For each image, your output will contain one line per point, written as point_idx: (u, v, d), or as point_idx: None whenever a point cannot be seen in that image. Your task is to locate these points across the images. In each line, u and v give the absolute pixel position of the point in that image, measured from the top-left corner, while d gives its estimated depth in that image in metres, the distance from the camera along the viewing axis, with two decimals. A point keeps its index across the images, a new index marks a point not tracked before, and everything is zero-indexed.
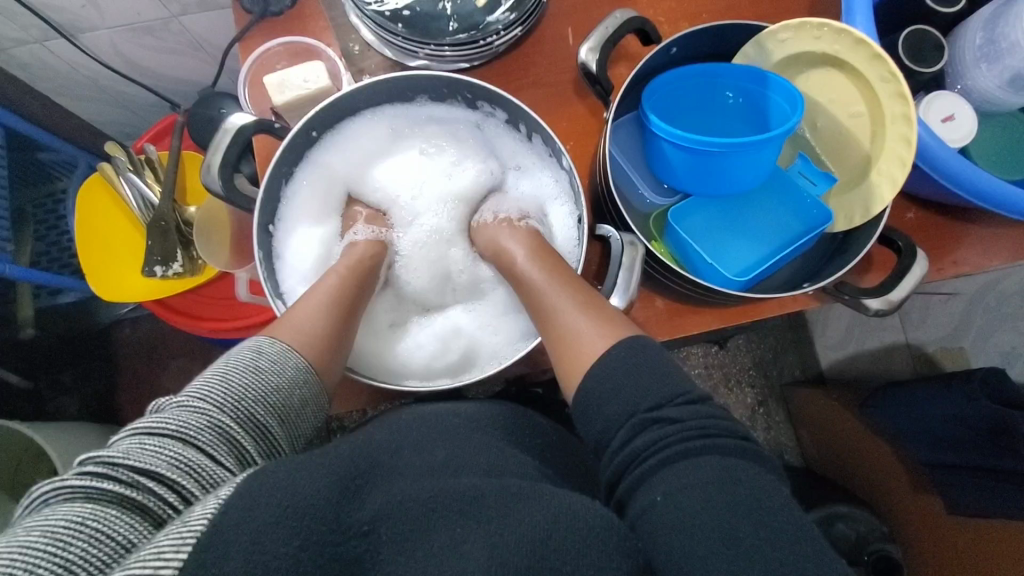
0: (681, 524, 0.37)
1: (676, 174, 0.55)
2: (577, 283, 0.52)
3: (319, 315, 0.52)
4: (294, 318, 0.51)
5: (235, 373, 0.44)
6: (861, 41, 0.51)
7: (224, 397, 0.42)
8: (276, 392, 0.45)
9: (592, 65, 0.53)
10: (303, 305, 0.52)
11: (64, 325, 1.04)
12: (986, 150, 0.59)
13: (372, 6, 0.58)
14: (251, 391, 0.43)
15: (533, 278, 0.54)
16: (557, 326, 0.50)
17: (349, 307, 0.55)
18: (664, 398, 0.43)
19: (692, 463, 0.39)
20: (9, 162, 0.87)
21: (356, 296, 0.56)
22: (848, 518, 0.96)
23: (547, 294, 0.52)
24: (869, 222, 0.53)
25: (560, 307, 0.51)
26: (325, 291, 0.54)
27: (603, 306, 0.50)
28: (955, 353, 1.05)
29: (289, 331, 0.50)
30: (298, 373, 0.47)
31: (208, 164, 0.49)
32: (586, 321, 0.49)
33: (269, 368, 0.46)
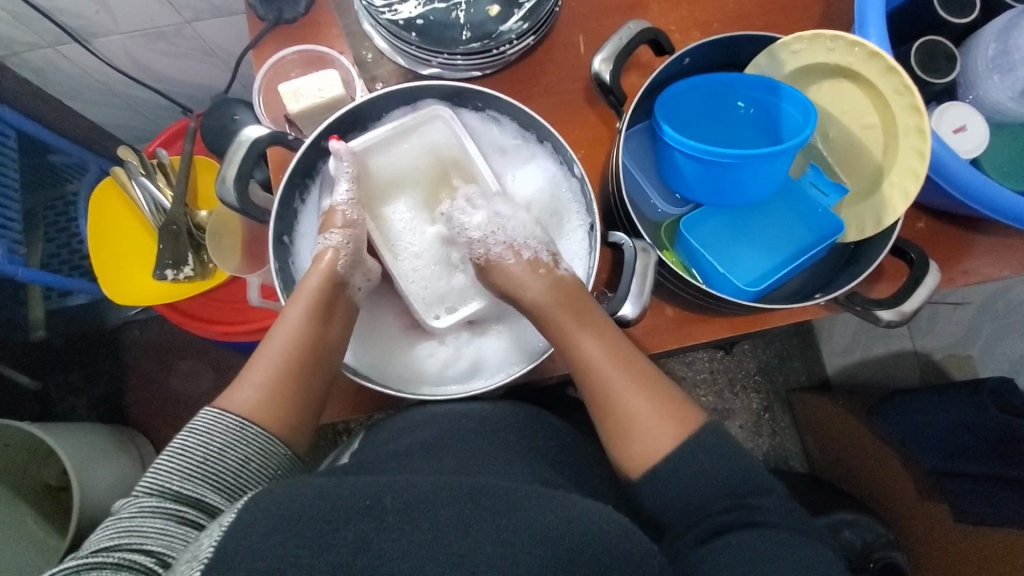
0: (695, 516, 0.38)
1: (689, 185, 0.55)
2: (641, 373, 0.50)
3: (266, 367, 0.49)
4: (247, 377, 0.49)
5: (169, 455, 0.44)
6: (874, 54, 0.51)
7: (188, 466, 0.43)
8: (216, 451, 0.44)
9: (606, 75, 0.54)
10: (279, 329, 0.51)
11: (73, 325, 1.05)
12: (999, 161, 0.59)
13: (386, 15, 0.58)
14: (215, 451, 0.45)
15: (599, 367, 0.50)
16: (616, 410, 0.49)
17: (316, 345, 0.51)
18: None
19: None
20: (21, 165, 0.86)
21: (320, 332, 0.52)
22: (854, 525, 0.96)
23: (609, 379, 0.50)
24: (881, 234, 0.53)
25: (617, 391, 0.50)
26: (279, 341, 0.51)
27: (673, 397, 0.50)
28: (963, 361, 1.05)
29: (239, 390, 0.48)
30: (237, 428, 0.46)
31: (223, 176, 0.49)
32: (653, 413, 0.49)
33: (197, 435, 0.45)
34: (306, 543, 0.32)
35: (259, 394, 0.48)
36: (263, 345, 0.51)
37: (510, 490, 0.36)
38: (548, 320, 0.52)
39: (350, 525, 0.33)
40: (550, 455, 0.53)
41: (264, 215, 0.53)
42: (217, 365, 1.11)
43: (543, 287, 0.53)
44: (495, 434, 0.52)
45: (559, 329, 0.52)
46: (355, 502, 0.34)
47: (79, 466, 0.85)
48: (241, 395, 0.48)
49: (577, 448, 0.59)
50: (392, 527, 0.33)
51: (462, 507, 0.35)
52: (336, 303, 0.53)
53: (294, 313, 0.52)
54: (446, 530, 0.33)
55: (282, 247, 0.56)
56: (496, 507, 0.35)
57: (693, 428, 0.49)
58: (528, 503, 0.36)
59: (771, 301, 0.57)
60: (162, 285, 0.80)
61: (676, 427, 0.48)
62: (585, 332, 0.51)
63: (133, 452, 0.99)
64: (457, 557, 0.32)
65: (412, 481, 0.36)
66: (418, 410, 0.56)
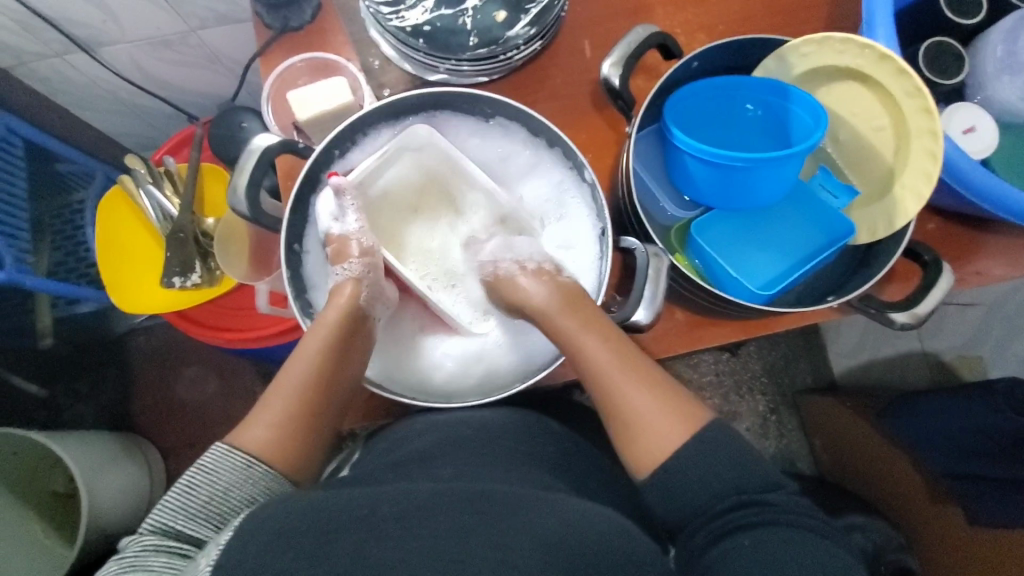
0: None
1: (699, 188, 0.55)
2: (643, 367, 0.50)
3: (279, 404, 0.49)
4: (260, 413, 0.49)
5: (177, 491, 0.43)
6: (884, 56, 0.51)
7: (192, 505, 0.43)
8: (220, 491, 0.44)
9: (615, 79, 0.54)
10: (297, 359, 0.52)
11: (80, 334, 1.05)
12: (1009, 161, 0.59)
13: (393, 22, 0.59)
14: (218, 486, 0.44)
15: (598, 360, 0.50)
16: (621, 413, 0.49)
17: (330, 379, 0.51)
18: (752, 484, 0.45)
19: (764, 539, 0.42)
20: (29, 174, 0.86)
21: (332, 373, 0.51)
22: (865, 529, 0.94)
23: (606, 373, 0.50)
24: (893, 236, 0.53)
25: (615, 389, 0.49)
26: (293, 378, 0.51)
27: (676, 396, 0.49)
28: (973, 361, 1.06)
29: (250, 427, 0.48)
30: (244, 466, 0.45)
31: (234, 185, 0.50)
32: (654, 407, 0.48)
33: (205, 473, 0.44)
34: (303, 553, 0.32)
35: (271, 432, 0.48)
36: (276, 380, 0.51)
37: (510, 494, 0.36)
38: (551, 323, 0.52)
39: (346, 535, 0.33)
40: (556, 463, 0.53)
41: (275, 222, 0.53)
42: (224, 371, 1.11)
43: (545, 291, 0.54)
44: (494, 440, 0.52)
45: (553, 324, 0.52)
46: (349, 510, 0.34)
47: (87, 475, 0.85)
48: (252, 432, 0.47)
49: (585, 453, 0.59)
50: (386, 535, 0.33)
51: (462, 513, 0.34)
52: (354, 336, 0.53)
53: (309, 348, 0.52)
54: (444, 534, 0.33)
55: (293, 255, 0.55)
56: (490, 509, 0.35)
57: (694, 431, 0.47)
58: (533, 509, 0.35)
59: (782, 304, 0.56)
60: (170, 293, 0.81)
61: (674, 429, 0.47)
62: (586, 333, 0.51)
63: (140, 459, 0.99)
64: (453, 563, 0.32)
65: (408, 491, 0.36)
66: (429, 416, 0.56)
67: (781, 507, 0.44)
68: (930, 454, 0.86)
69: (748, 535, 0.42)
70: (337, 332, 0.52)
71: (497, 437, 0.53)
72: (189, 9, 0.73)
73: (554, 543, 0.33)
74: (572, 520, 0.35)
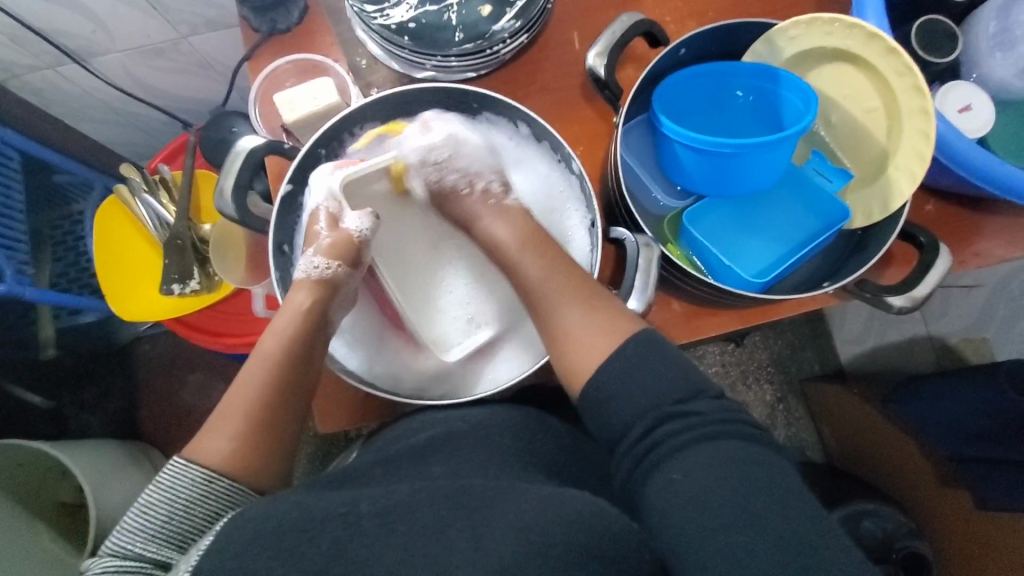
0: (690, 504, 0.37)
1: (690, 176, 0.54)
2: (580, 279, 0.49)
3: (237, 417, 0.47)
4: (216, 427, 0.46)
5: (134, 512, 0.41)
6: (873, 36, 0.50)
7: (151, 528, 0.41)
8: (180, 509, 0.42)
9: (601, 69, 0.53)
10: (255, 366, 0.50)
11: (85, 345, 1.06)
12: (1006, 140, 0.57)
13: (378, 21, 0.58)
14: (177, 505, 0.42)
15: (528, 272, 0.51)
16: (555, 325, 0.48)
17: (294, 385, 0.50)
18: (688, 393, 0.42)
19: (711, 455, 0.39)
20: (26, 186, 0.87)
21: (295, 373, 0.50)
22: (874, 515, 0.94)
23: (542, 292, 0.50)
24: (888, 218, 0.52)
25: (552, 305, 0.49)
26: (251, 387, 0.48)
27: (608, 304, 0.47)
28: (979, 343, 1.04)
29: (209, 439, 0.45)
30: (203, 482, 0.43)
31: (220, 188, 0.49)
32: (579, 316, 0.47)
33: (162, 490, 0.42)
34: (280, 553, 0.33)
35: (234, 444, 0.45)
36: (236, 386, 0.49)
37: (494, 492, 0.36)
38: (496, 247, 0.55)
39: (324, 534, 0.34)
40: (553, 461, 0.52)
41: (263, 225, 0.53)
42: (229, 376, 1.12)
43: (488, 214, 0.56)
44: (488, 437, 0.52)
45: (542, 306, 0.49)
46: (330, 509, 0.35)
47: (95, 484, 0.86)
48: (211, 445, 0.45)
49: (583, 449, 0.58)
50: (366, 532, 0.34)
51: (439, 512, 0.35)
52: (313, 344, 0.52)
53: (270, 349, 0.51)
54: (424, 530, 0.34)
55: (283, 258, 0.56)
56: (470, 504, 0.35)
57: (626, 338, 0.45)
58: (515, 503, 0.36)
59: (778, 291, 0.56)
60: (168, 299, 0.81)
61: (612, 333, 0.45)
62: (525, 252, 0.52)
63: (147, 466, 1.00)
64: (432, 556, 0.33)
65: (389, 492, 0.37)
66: (423, 414, 0.56)
67: (721, 418, 0.41)
68: (934, 437, 0.86)
69: (679, 466, 0.39)
70: (307, 331, 0.52)
71: (488, 433, 0.52)
72: (177, 16, 0.73)
73: (535, 535, 0.34)
74: (556, 516, 0.35)
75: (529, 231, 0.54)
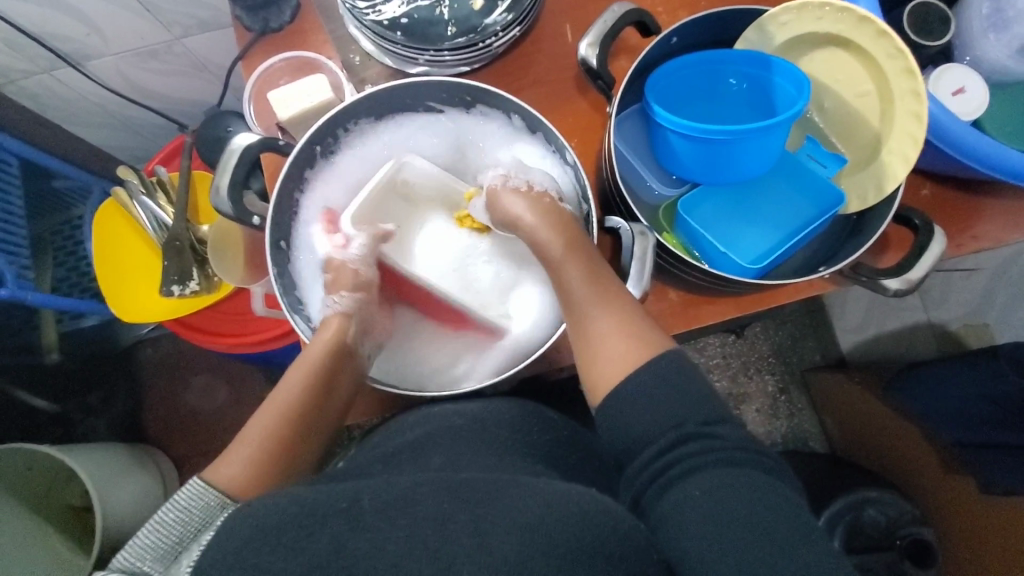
0: (704, 522, 0.37)
1: (685, 165, 0.54)
2: (614, 285, 0.49)
3: (257, 440, 0.50)
4: (235, 450, 0.50)
5: (149, 528, 0.42)
6: (865, 19, 0.51)
7: (164, 546, 0.41)
8: (194, 529, 0.43)
9: (593, 60, 0.53)
10: (282, 391, 0.53)
11: (87, 349, 1.06)
12: (1002, 121, 0.57)
13: (370, 16, 0.58)
14: (192, 525, 0.43)
15: (570, 275, 0.50)
16: (589, 333, 0.48)
17: (314, 416, 0.53)
18: (712, 418, 0.42)
19: (730, 477, 0.38)
20: (25, 191, 0.88)
21: (319, 401, 0.54)
22: (878, 503, 0.94)
23: (580, 298, 0.49)
24: (883, 202, 0.52)
25: (589, 312, 0.48)
26: (269, 416, 0.52)
27: (638, 315, 0.47)
28: (980, 329, 1.04)
29: (226, 463, 0.48)
30: (219, 504, 0.46)
31: (217, 186, 0.50)
32: (612, 325, 0.47)
33: (177, 511, 0.43)
34: (280, 548, 0.34)
35: (248, 466, 0.49)
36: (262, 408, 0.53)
37: (494, 485, 0.37)
38: (538, 246, 0.52)
39: (326, 529, 0.34)
40: (554, 455, 0.52)
41: (260, 221, 0.53)
42: (231, 378, 1.12)
43: (536, 214, 0.53)
44: (486, 429, 0.52)
45: (576, 314, 0.49)
46: (331, 504, 0.35)
47: (102, 487, 0.86)
48: (228, 469, 0.48)
49: (584, 442, 0.59)
50: (368, 526, 0.34)
51: (440, 503, 0.35)
52: (333, 381, 0.55)
53: (294, 377, 0.54)
54: (425, 522, 0.34)
55: (280, 253, 0.56)
56: (472, 497, 0.36)
57: (656, 352, 0.45)
58: (517, 496, 0.36)
59: (775, 277, 0.56)
60: (169, 300, 0.81)
61: (638, 349, 0.46)
62: (570, 254, 0.51)
63: (153, 469, 1.00)
64: (435, 552, 0.33)
65: (391, 484, 0.37)
66: (424, 409, 0.56)
67: (743, 446, 0.40)
68: (937, 422, 0.86)
69: (698, 483, 0.39)
70: (332, 362, 0.55)
71: (489, 426, 0.53)
72: (171, 17, 0.73)
73: (534, 526, 0.34)
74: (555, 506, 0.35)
75: (562, 221, 0.53)
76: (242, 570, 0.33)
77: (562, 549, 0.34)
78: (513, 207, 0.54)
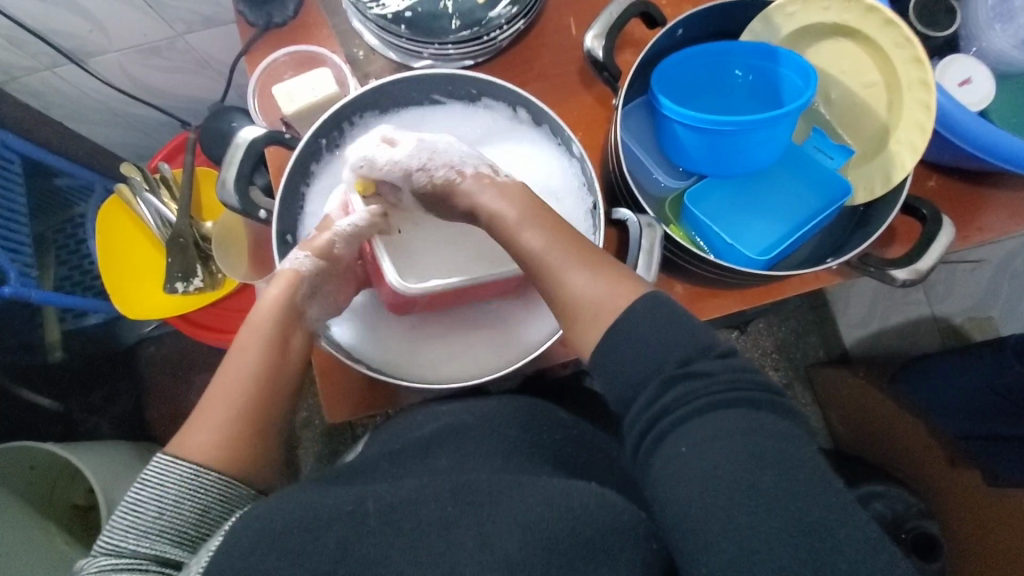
0: (702, 479, 0.35)
1: (691, 156, 0.54)
2: (584, 244, 0.45)
3: (219, 406, 0.44)
4: (200, 415, 0.44)
5: (123, 512, 0.41)
6: (872, 8, 0.52)
7: (145, 525, 0.40)
8: (170, 505, 0.40)
9: (599, 51, 0.53)
10: (239, 354, 0.47)
11: (91, 347, 1.06)
12: (1007, 112, 0.57)
13: (374, 10, 0.58)
14: (169, 500, 0.40)
15: (531, 244, 0.46)
16: (560, 295, 0.44)
17: (277, 373, 0.47)
18: (696, 351, 0.38)
19: (716, 423, 0.36)
20: (28, 189, 0.87)
21: (279, 359, 0.48)
22: (885, 497, 0.93)
23: (546, 260, 0.45)
24: (891, 192, 0.52)
25: (557, 270, 0.45)
26: (232, 378, 0.46)
27: (611, 264, 0.44)
28: (984, 322, 1.04)
29: (193, 430, 0.43)
30: (191, 476, 0.41)
31: (223, 180, 0.50)
32: (591, 277, 0.43)
33: (149, 487, 0.41)
34: (287, 553, 0.33)
35: (216, 435, 0.43)
36: (218, 375, 0.47)
37: (502, 483, 0.37)
38: (496, 220, 0.49)
39: (331, 533, 0.34)
40: (561, 451, 0.52)
41: (267, 215, 0.53)
42: None
43: (500, 197, 0.49)
44: (494, 428, 0.52)
45: (544, 277, 0.45)
46: (337, 508, 0.35)
47: (107, 486, 0.86)
48: (196, 437, 0.43)
49: (591, 437, 0.58)
50: (372, 531, 0.35)
51: (447, 507, 0.36)
52: (291, 338, 0.49)
53: (247, 339, 0.48)
54: (430, 528, 0.35)
55: (286, 247, 0.56)
56: (476, 501, 0.36)
57: (640, 296, 0.41)
58: (520, 497, 0.36)
59: (782, 269, 0.56)
60: (173, 297, 0.81)
61: (617, 296, 0.42)
62: (524, 224, 0.47)
63: None
64: (438, 555, 0.34)
65: (395, 489, 0.37)
66: (430, 407, 0.56)
67: (733, 381, 0.37)
68: (943, 417, 0.85)
69: (684, 439, 0.36)
70: (282, 319, 0.50)
71: (495, 423, 0.52)
72: (173, 13, 0.73)
73: (537, 525, 0.34)
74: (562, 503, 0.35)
75: (525, 196, 0.49)
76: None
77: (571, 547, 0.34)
78: (474, 196, 0.50)
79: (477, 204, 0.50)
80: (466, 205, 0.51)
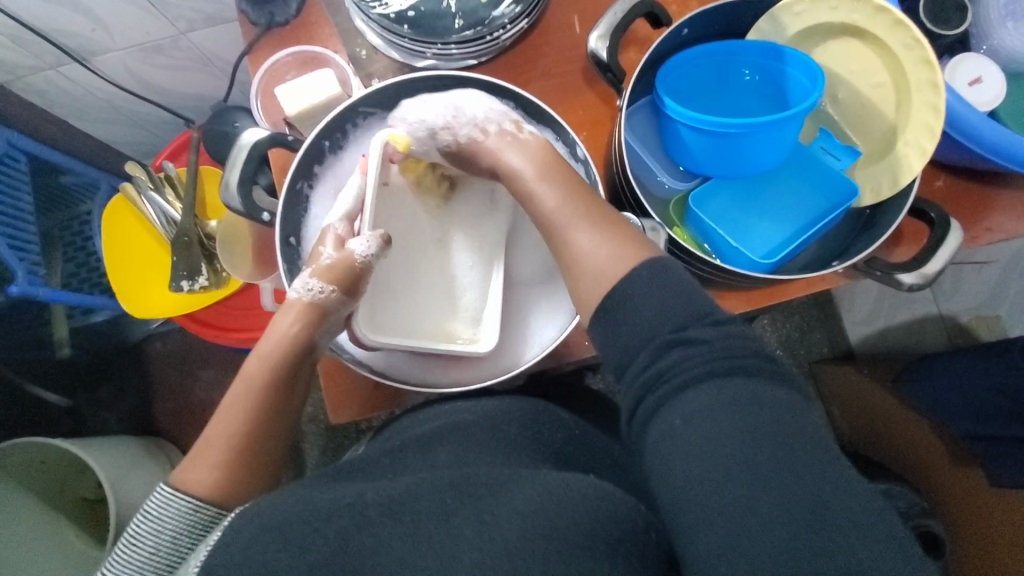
0: (694, 449, 0.34)
1: (695, 158, 0.53)
2: (598, 206, 0.46)
3: (220, 443, 0.47)
4: (202, 452, 0.47)
5: (126, 542, 0.44)
6: (882, 8, 0.51)
7: (143, 559, 0.44)
8: (166, 540, 0.44)
9: (603, 52, 0.53)
10: (240, 392, 0.49)
11: (98, 342, 1.07)
12: (1016, 111, 0.56)
13: (376, 9, 0.57)
14: (165, 534, 0.44)
15: (544, 203, 0.47)
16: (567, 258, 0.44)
17: (272, 410, 0.49)
18: (690, 319, 0.38)
19: (714, 387, 0.35)
20: (34, 188, 0.88)
21: (281, 397, 0.50)
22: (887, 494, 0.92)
23: (554, 224, 0.46)
24: (898, 195, 0.52)
25: (563, 235, 0.45)
26: (233, 413, 0.48)
27: (621, 225, 0.44)
28: (992, 320, 1.04)
29: (192, 467, 0.46)
30: (190, 511, 0.45)
31: (226, 183, 0.50)
32: (594, 241, 0.43)
33: (150, 519, 0.44)
34: (287, 545, 0.34)
35: (217, 472, 0.46)
36: (221, 408, 0.49)
37: (500, 480, 0.37)
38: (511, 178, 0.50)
39: (330, 525, 0.34)
40: (561, 449, 0.52)
41: (270, 217, 0.54)
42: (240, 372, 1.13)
43: (524, 157, 0.50)
44: (495, 427, 0.51)
45: (555, 239, 0.46)
46: (336, 503, 0.36)
47: (113, 481, 0.86)
48: (195, 473, 0.46)
49: (593, 436, 0.58)
50: (372, 523, 0.35)
51: (448, 497, 0.36)
52: (301, 370, 0.51)
53: (253, 369, 0.50)
54: (430, 520, 0.35)
55: (290, 250, 0.55)
56: (475, 494, 0.36)
57: (643, 259, 0.41)
58: (517, 488, 0.36)
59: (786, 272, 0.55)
60: (178, 296, 0.82)
61: (620, 262, 0.41)
62: (544, 179, 0.48)
63: (163, 461, 1.01)
64: (438, 545, 0.34)
65: (392, 484, 0.38)
66: (434, 406, 0.56)
67: (726, 355, 0.36)
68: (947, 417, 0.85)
69: (679, 411, 0.36)
70: (294, 358, 0.50)
71: (497, 422, 0.52)
72: (176, 12, 0.73)
73: (535, 516, 0.34)
74: (563, 499, 0.35)
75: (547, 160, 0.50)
76: (249, 569, 0.33)
77: (573, 544, 0.34)
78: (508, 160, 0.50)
79: (498, 162, 0.51)
80: (487, 162, 0.52)
